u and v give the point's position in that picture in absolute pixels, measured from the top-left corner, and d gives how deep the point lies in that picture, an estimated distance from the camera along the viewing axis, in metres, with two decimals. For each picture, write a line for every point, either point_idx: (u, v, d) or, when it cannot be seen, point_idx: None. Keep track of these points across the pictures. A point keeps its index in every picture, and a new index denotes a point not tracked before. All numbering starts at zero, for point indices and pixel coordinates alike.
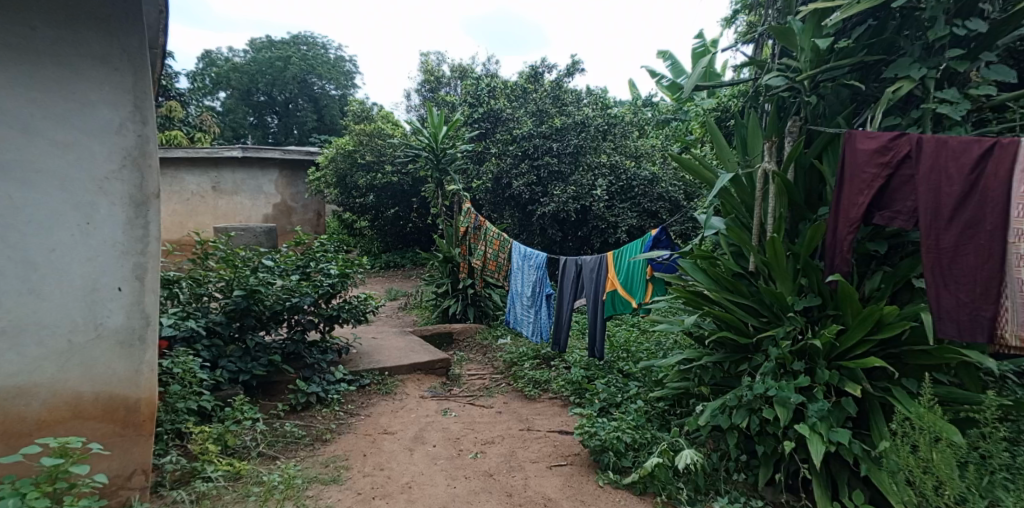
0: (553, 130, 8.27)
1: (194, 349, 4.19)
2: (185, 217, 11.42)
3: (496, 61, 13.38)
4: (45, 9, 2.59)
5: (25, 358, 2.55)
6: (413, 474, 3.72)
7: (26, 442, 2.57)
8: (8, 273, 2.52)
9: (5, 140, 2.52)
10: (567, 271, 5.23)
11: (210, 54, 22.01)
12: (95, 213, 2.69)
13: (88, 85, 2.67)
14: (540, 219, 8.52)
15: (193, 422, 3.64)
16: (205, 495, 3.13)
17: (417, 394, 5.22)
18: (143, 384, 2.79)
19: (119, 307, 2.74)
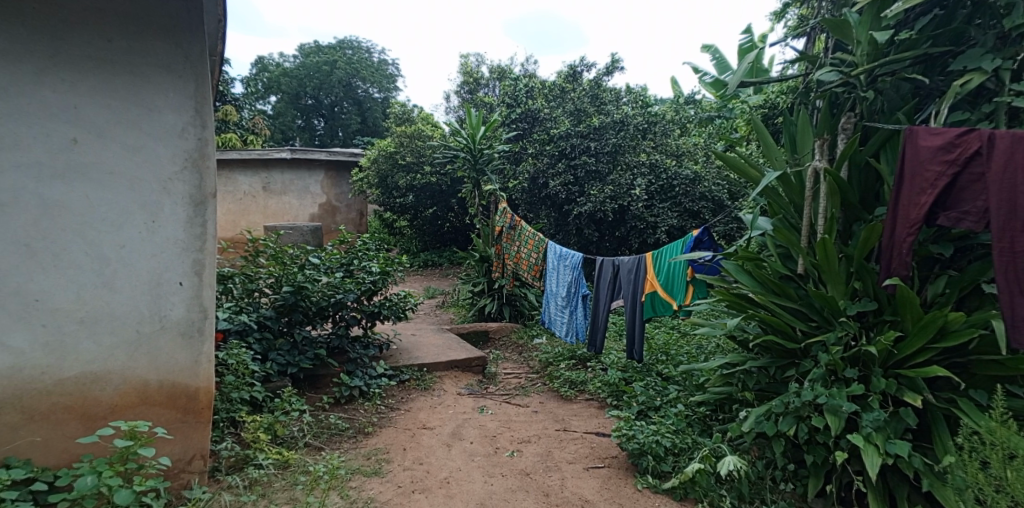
0: (591, 129, 8.21)
1: (246, 343, 4.33)
2: (238, 216, 11.96)
3: (535, 62, 13.35)
4: (117, 21, 2.70)
5: (100, 347, 2.69)
6: (451, 470, 3.74)
7: (100, 425, 2.71)
8: (84, 268, 2.65)
9: (83, 144, 2.65)
10: (602, 271, 5.17)
11: (262, 60, 22.79)
12: (160, 212, 2.81)
13: (154, 92, 2.79)
14: (576, 219, 8.43)
15: (245, 412, 3.77)
16: (257, 481, 3.23)
17: (454, 391, 5.25)
18: (202, 373, 2.92)
19: (181, 301, 2.86)
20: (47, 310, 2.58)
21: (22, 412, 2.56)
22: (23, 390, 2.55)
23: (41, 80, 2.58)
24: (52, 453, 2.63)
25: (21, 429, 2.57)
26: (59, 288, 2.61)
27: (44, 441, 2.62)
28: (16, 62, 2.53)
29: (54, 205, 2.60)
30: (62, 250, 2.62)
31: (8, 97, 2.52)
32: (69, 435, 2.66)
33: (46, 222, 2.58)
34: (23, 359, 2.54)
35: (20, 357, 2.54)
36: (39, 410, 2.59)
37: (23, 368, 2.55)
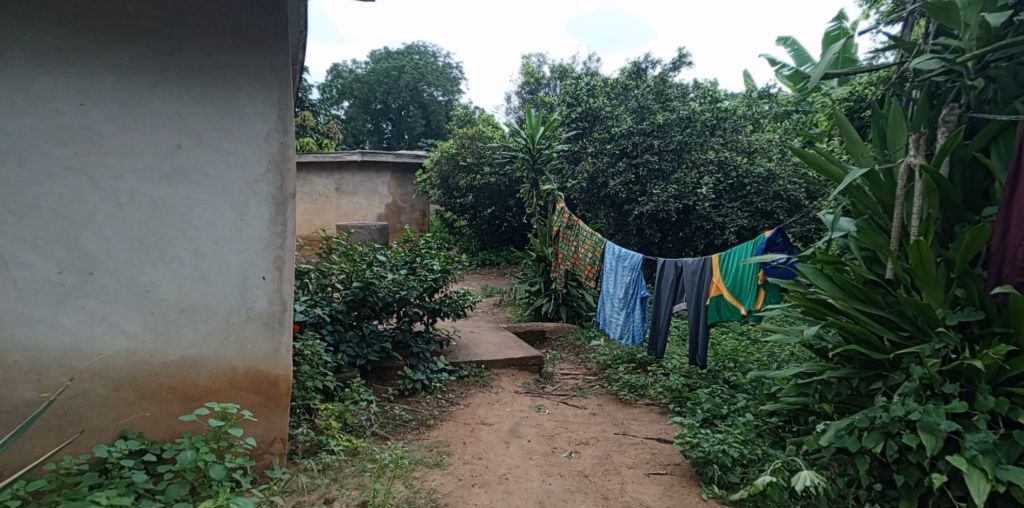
0: (655, 127, 7.99)
1: (320, 334, 4.52)
2: (313, 216, 12.49)
3: (598, 60, 13.14)
4: (215, 36, 2.90)
5: (197, 334, 2.94)
6: (510, 467, 3.73)
7: (197, 405, 2.96)
8: (184, 263, 2.89)
9: (185, 150, 2.87)
10: (664, 273, 5.02)
11: (338, 67, 23.71)
12: (246, 211, 3.02)
13: (244, 100, 2.98)
14: (637, 218, 8.23)
15: (319, 400, 3.93)
16: (329, 466, 3.36)
17: (512, 389, 5.25)
18: (282, 361, 3.14)
19: (264, 294, 3.08)
20: (154, 300, 2.83)
21: (135, 390, 2.82)
22: (135, 370, 2.81)
23: (154, 92, 2.80)
24: (158, 428, 2.90)
25: (135, 405, 2.83)
26: (165, 280, 2.85)
27: (152, 417, 2.87)
28: (134, 76, 2.75)
29: (161, 205, 2.83)
30: (167, 246, 2.85)
31: (126, 107, 2.74)
32: (172, 412, 2.92)
33: (154, 220, 2.82)
34: (136, 344, 2.80)
35: (133, 341, 2.80)
36: (148, 389, 2.85)
37: (135, 350, 2.81)
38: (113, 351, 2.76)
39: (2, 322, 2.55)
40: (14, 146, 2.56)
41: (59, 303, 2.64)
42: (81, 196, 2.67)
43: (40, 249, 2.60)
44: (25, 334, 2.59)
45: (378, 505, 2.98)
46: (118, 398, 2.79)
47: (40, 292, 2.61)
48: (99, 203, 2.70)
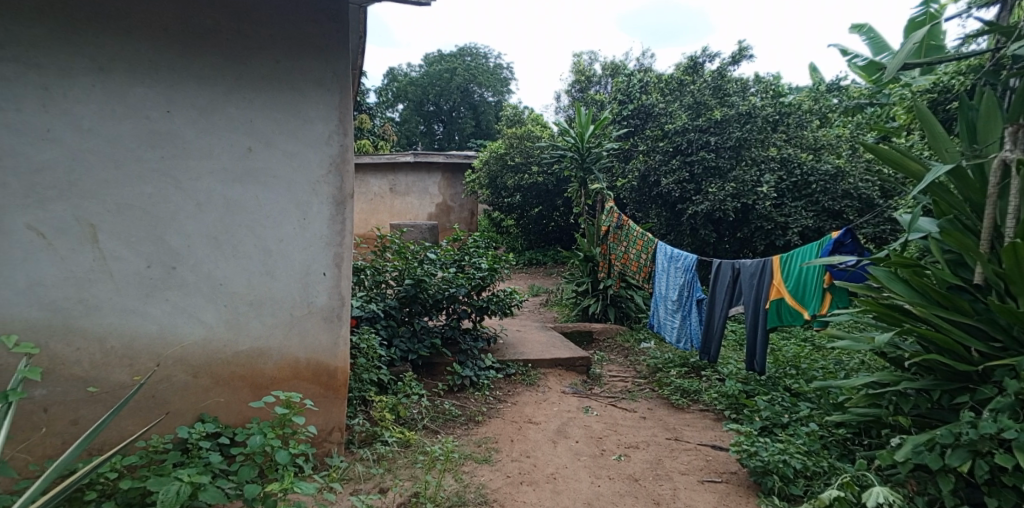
0: (712, 123, 7.75)
1: (374, 329, 4.63)
2: (368, 215, 12.82)
3: (652, 56, 12.88)
4: (284, 45, 2.98)
5: (265, 326, 3.04)
6: (558, 466, 3.69)
7: (265, 393, 3.06)
8: (253, 259, 3.00)
9: (255, 152, 2.97)
10: (721, 275, 4.84)
11: (393, 71, 24.28)
12: (309, 210, 3.10)
13: (309, 105, 3.06)
14: (691, 218, 8.00)
15: (374, 393, 4.00)
16: (383, 457, 3.43)
17: (559, 389, 5.20)
18: (340, 354, 3.23)
19: (325, 289, 3.16)
20: (227, 293, 2.95)
21: (211, 377, 2.94)
22: (210, 358, 2.94)
23: (228, 98, 2.90)
24: (231, 412, 3.02)
25: (211, 391, 2.95)
26: (237, 274, 2.96)
27: (226, 402, 2.99)
28: (212, 83, 2.86)
29: (234, 204, 2.94)
30: (239, 242, 2.96)
31: (205, 113, 2.86)
32: (243, 399, 3.03)
33: (228, 219, 2.93)
34: (211, 334, 2.93)
35: (209, 331, 2.92)
36: (221, 376, 2.97)
37: (211, 340, 2.93)
38: (192, 340, 2.89)
39: (99, 311, 2.70)
40: (109, 150, 2.69)
41: (147, 295, 2.79)
42: (166, 196, 2.80)
43: (130, 243, 2.75)
44: (117, 323, 2.74)
45: (430, 498, 3.00)
46: (197, 384, 2.92)
47: (130, 284, 2.75)
48: (181, 203, 2.83)
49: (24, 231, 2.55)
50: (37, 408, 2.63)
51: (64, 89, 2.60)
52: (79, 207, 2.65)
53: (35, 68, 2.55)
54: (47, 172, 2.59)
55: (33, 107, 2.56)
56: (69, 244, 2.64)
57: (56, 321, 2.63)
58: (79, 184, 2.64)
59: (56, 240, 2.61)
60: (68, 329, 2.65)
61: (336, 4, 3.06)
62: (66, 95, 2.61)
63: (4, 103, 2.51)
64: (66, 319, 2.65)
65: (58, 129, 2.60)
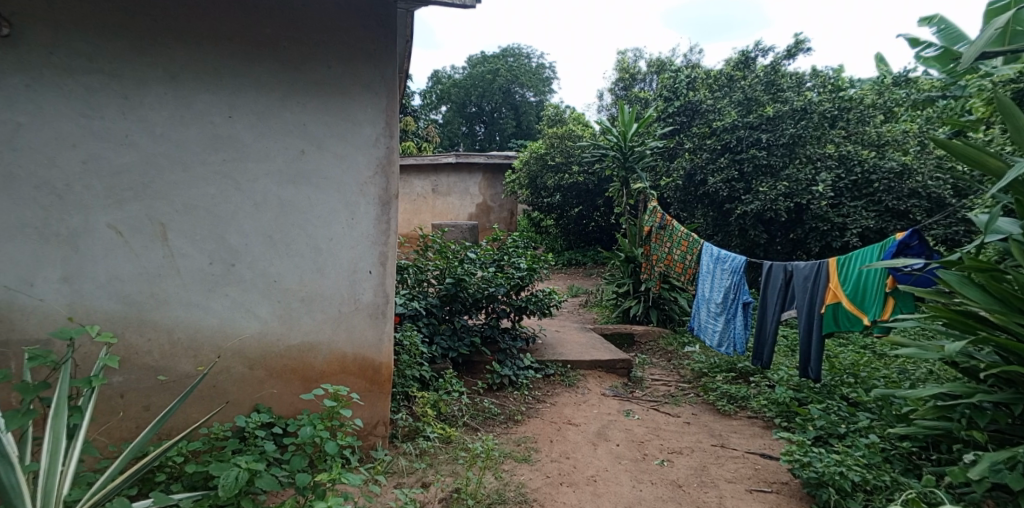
0: (764, 120, 7.45)
1: (417, 326, 4.67)
2: (411, 215, 12.99)
3: (700, 52, 12.56)
4: (335, 50, 3.02)
5: (315, 322, 3.09)
6: (598, 469, 3.63)
7: (314, 386, 3.12)
8: (305, 256, 3.05)
9: (308, 155, 3.02)
10: (772, 278, 4.64)
11: (438, 74, 24.60)
12: (357, 210, 3.13)
13: (357, 108, 3.09)
14: (740, 218, 7.75)
15: (416, 388, 4.03)
16: (425, 452, 3.45)
17: (599, 391, 5.11)
18: (385, 349, 3.25)
19: (370, 287, 3.19)
20: (280, 289, 3.01)
21: (266, 369, 3.02)
22: (266, 351, 3.01)
23: (284, 103, 2.96)
24: (284, 404, 3.08)
25: (266, 382, 3.03)
26: (289, 271, 3.02)
27: (279, 394, 3.06)
28: (268, 89, 2.93)
29: (289, 204, 3.00)
30: (292, 240, 3.02)
31: (262, 118, 2.93)
32: (294, 391, 3.09)
33: (281, 218, 2.99)
34: (265, 328, 3.00)
35: (264, 324, 3.00)
36: (275, 369, 3.04)
37: (266, 334, 3.00)
38: (249, 333, 2.97)
39: (168, 304, 2.84)
40: (178, 154, 2.81)
41: (209, 290, 2.89)
42: (226, 196, 2.89)
43: (194, 240, 2.85)
44: (184, 316, 2.86)
45: (470, 495, 2.99)
46: (253, 376, 3.00)
47: (195, 280, 2.86)
48: (240, 203, 2.91)
49: (105, 230, 2.72)
50: (114, 393, 2.80)
51: (141, 98, 2.74)
52: (152, 207, 2.78)
53: (117, 78, 2.70)
54: (125, 175, 2.74)
55: (114, 114, 2.71)
56: (142, 242, 2.78)
57: (132, 313, 2.78)
58: (152, 186, 2.78)
59: (132, 238, 2.76)
60: (142, 320, 2.80)
61: (382, 8, 3.07)
62: (142, 103, 2.75)
63: (89, 111, 2.67)
64: (140, 312, 2.80)
65: (135, 135, 2.74)
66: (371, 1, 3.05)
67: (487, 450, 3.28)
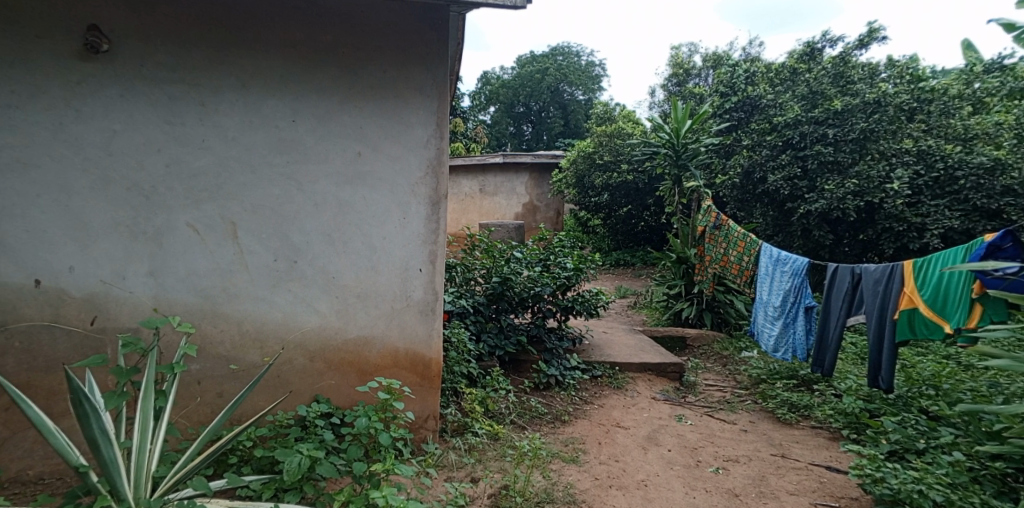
0: (830, 114, 7.10)
1: (464, 324, 4.66)
2: (459, 215, 13.09)
3: (761, 44, 12.08)
4: (390, 55, 3.02)
5: (370, 318, 3.12)
6: (648, 473, 3.52)
7: (369, 379, 3.14)
8: (360, 254, 3.07)
9: (364, 157, 3.04)
10: (838, 281, 4.37)
11: (487, 75, 24.75)
12: (409, 210, 3.13)
13: (410, 110, 3.09)
14: (802, 218, 7.39)
15: (465, 385, 4.02)
16: (473, 448, 3.46)
17: (649, 394, 4.96)
18: (434, 346, 3.23)
19: (421, 284, 3.18)
20: (337, 286, 3.05)
21: (325, 361, 3.07)
22: (325, 344, 3.06)
23: (343, 107, 2.99)
24: (342, 395, 3.12)
25: (324, 374, 3.07)
26: (346, 268, 3.05)
27: (337, 385, 3.10)
28: (328, 94, 2.96)
29: (346, 205, 3.04)
30: (349, 239, 3.05)
31: (322, 121, 2.97)
32: (351, 383, 3.12)
33: (339, 218, 3.03)
34: (324, 323, 3.04)
35: (323, 319, 3.04)
36: (333, 361, 3.08)
37: (325, 328, 3.05)
38: (310, 327, 3.02)
39: (238, 298, 2.92)
40: (247, 157, 2.88)
41: (274, 285, 2.95)
42: (290, 197, 2.95)
43: (261, 238, 2.92)
44: (252, 309, 2.93)
45: (519, 492, 2.98)
46: (314, 368, 3.05)
47: (262, 276, 2.93)
48: (302, 203, 2.97)
49: (184, 229, 2.83)
50: (192, 380, 2.91)
51: (216, 104, 2.83)
52: (224, 206, 2.87)
53: (196, 87, 2.80)
54: (202, 177, 2.83)
55: (193, 121, 2.81)
56: (216, 240, 2.87)
57: (206, 306, 2.88)
58: (225, 187, 2.87)
59: (207, 236, 2.86)
60: (215, 313, 2.89)
61: (436, 11, 3.05)
62: (217, 110, 2.83)
63: (172, 118, 2.78)
64: (213, 305, 2.89)
65: (211, 140, 2.83)
66: (425, 5, 3.04)
67: (535, 448, 3.25)
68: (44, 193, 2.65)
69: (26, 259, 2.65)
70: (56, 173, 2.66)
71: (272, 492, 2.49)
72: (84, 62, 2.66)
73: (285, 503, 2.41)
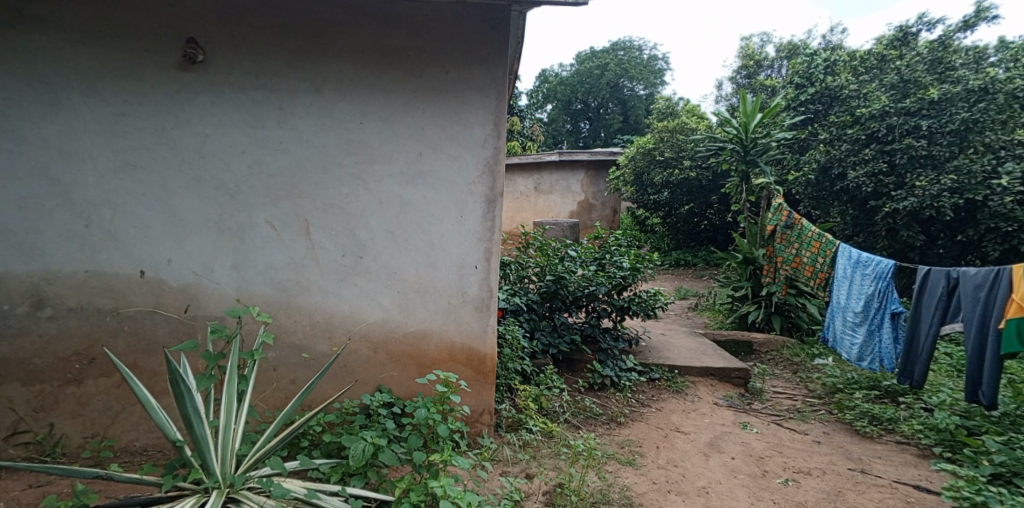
0: (925, 104, 6.55)
1: (518, 321, 4.59)
2: (513, 213, 13.06)
3: (843, 30, 11.34)
4: (452, 56, 2.99)
5: (429, 313, 3.11)
6: (710, 481, 3.36)
7: (428, 372, 3.13)
8: (420, 251, 3.07)
9: (425, 157, 3.03)
10: (930, 286, 3.99)
11: (544, 72, 24.62)
12: (466, 208, 3.10)
13: (468, 110, 3.05)
14: (888, 217, 6.89)
15: (519, 381, 3.98)
16: (528, 444, 3.41)
17: (710, 400, 4.74)
18: (489, 342, 3.19)
19: (477, 281, 3.14)
20: (399, 281, 3.06)
21: (387, 352, 3.08)
22: (387, 336, 3.07)
23: (407, 109, 2.99)
24: (402, 386, 3.13)
25: (387, 365, 3.09)
26: (406, 264, 3.06)
27: (397, 376, 3.11)
28: (393, 95, 2.97)
29: (408, 204, 3.04)
30: (410, 235, 3.05)
31: (388, 123, 2.98)
32: (411, 375, 3.13)
33: (401, 216, 3.03)
34: (387, 316, 3.06)
35: (386, 312, 3.06)
36: (394, 353, 3.09)
37: (387, 321, 3.06)
38: (374, 319, 3.05)
39: (310, 291, 2.97)
40: (318, 157, 2.93)
41: (341, 280, 3.00)
42: (357, 195, 2.98)
43: (330, 234, 2.97)
44: (322, 302, 2.99)
45: (574, 491, 2.93)
46: (377, 359, 3.08)
47: (331, 270, 2.98)
48: (367, 201, 3.00)
49: (264, 225, 2.91)
50: (268, 367, 2.99)
51: (293, 108, 2.89)
52: (298, 204, 2.93)
53: (276, 91, 2.87)
54: (280, 176, 2.90)
55: (273, 123, 2.88)
56: (291, 236, 2.93)
57: (282, 298, 2.95)
58: (300, 186, 2.93)
59: (283, 232, 2.93)
60: (290, 305, 2.96)
61: (498, 11, 2.99)
62: (294, 113, 2.89)
63: (255, 122, 2.86)
64: (288, 297, 2.96)
65: (288, 141, 2.90)
66: (487, 5, 2.99)
67: (590, 448, 3.19)
68: (145, 192, 2.79)
69: (134, 250, 2.80)
70: (154, 173, 2.79)
71: (339, 476, 2.55)
72: (182, 72, 2.78)
73: (351, 488, 2.46)
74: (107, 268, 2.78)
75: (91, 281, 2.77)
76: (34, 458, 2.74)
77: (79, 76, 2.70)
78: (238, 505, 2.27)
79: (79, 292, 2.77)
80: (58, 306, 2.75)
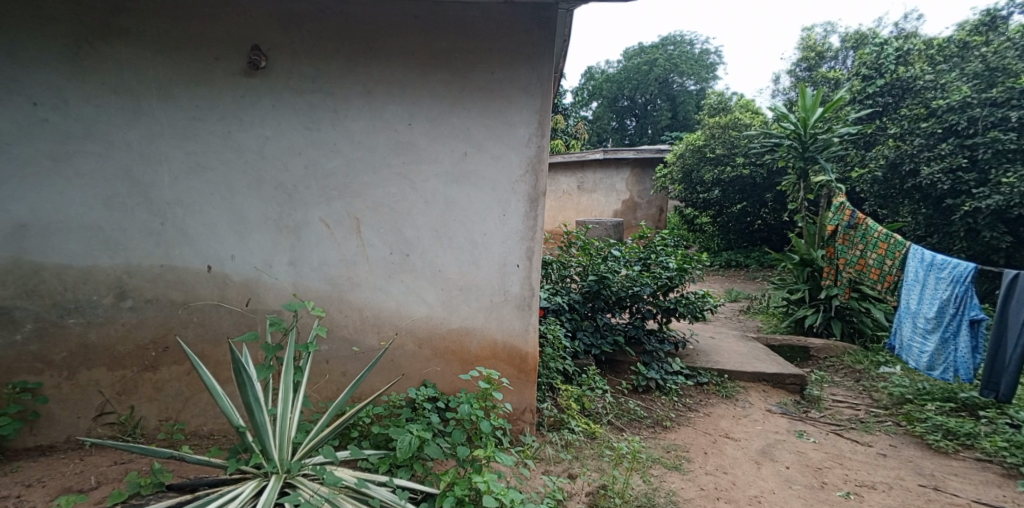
0: (1014, 93, 6.08)
1: (560, 321, 4.50)
2: (556, 212, 12.94)
3: (918, 18, 10.64)
4: (499, 56, 2.95)
5: (472, 311, 3.08)
6: (763, 490, 3.20)
7: (471, 368, 3.10)
8: (463, 249, 3.04)
9: (470, 156, 3.00)
10: (1020, 291, 3.66)
11: (591, 70, 24.32)
12: (508, 208, 3.06)
13: (512, 110, 3.01)
14: (967, 217, 6.40)
15: (561, 381, 3.90)
16: (571, 444, 3.34)
17: (763, 406, 4.52)
18: (531, 341, 3.13)
19: (519, 280, 3.10)
20: (443, 279, 3.04)
21: (432, 348, 3.07)
22: (433, 332, 3.06)
23: (454, 109, 2.97)
24: (446, 382, 3.10)
25: (432, 360, 3.07)
26: (450, 262, 3.04)
27: (441, 371, 3.09)
28: (441, 96, 2.95)
29: (452, 203, 3.02)
30: (453, 234, 3.03)
31: (436, 123, 2.97)
32: (455, 371, 3.10)
33: (446, 216, 3.02)
34: (431, 313, 3.05)
35: (431, 309, 3.05)
36: (439, 349, 3.07)
37: (431, 318, 3.05)
38: (420, 316, 3.04)
39: (360, 288, 2.99)
40: (368, 157, 2.94)
41: (388, 276, 3.00)
42: (404, 195, 2.98)
43: (379, 232, 2.98)
44: (371, 298, 3.00)
45: (618, 493, 2.84)
46: (422, 354, 3.06)
47: (380, 268, 2.99)
48: (414, 200, 2.99)
49: (318, 224, 2.94)
50: (321, 360, 3.02)
51: (347, 109, 2.91)
52: (350, 203, 2.95)
53: (331, 94, 2.89)
54: (333, 176, 2.93)
55: (327, 125, 2.91)
56: (343, 233, 2.96)
57: (334, 293, 2.98)
58: (351, 186, 2.95)
59: (336, 230, 2.95)
60: (342, 300, 2.98)
61: (546, 10, 2.92)
62: (347, 114, 2.91)
63: (310, 124, 2.90)
64: (339, 292, 2.98)
65: (341, 142, 2.92)
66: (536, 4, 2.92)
67: (635, 451, 3.06)
68: (212, 191, 2.86)
69: (202, 246, 2.88)
70: (219, 173, 2.86)
71: (387, 467, 2.53)
72: (247, 77, 2.83)
73: (398, 479, 2.46)
74: (178, 262, 2.87)
75: (165, 276, 2.87)
76: (119, 437, 2.86)
77: (151, 81, 2.79)
78: (295, 489, 2.30)
79: (154, 285, 2.87)
80: (137, 297, 2.86)
